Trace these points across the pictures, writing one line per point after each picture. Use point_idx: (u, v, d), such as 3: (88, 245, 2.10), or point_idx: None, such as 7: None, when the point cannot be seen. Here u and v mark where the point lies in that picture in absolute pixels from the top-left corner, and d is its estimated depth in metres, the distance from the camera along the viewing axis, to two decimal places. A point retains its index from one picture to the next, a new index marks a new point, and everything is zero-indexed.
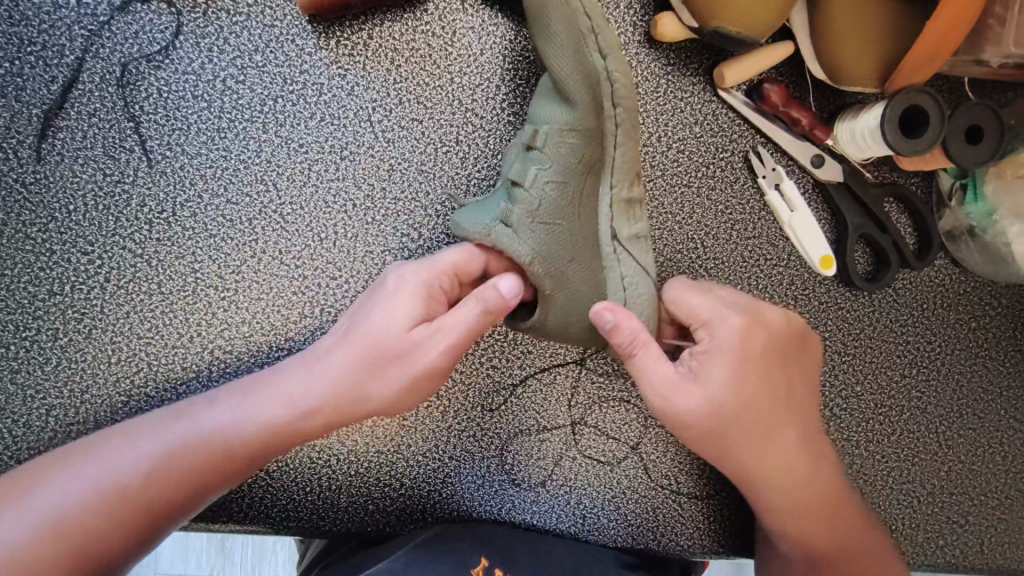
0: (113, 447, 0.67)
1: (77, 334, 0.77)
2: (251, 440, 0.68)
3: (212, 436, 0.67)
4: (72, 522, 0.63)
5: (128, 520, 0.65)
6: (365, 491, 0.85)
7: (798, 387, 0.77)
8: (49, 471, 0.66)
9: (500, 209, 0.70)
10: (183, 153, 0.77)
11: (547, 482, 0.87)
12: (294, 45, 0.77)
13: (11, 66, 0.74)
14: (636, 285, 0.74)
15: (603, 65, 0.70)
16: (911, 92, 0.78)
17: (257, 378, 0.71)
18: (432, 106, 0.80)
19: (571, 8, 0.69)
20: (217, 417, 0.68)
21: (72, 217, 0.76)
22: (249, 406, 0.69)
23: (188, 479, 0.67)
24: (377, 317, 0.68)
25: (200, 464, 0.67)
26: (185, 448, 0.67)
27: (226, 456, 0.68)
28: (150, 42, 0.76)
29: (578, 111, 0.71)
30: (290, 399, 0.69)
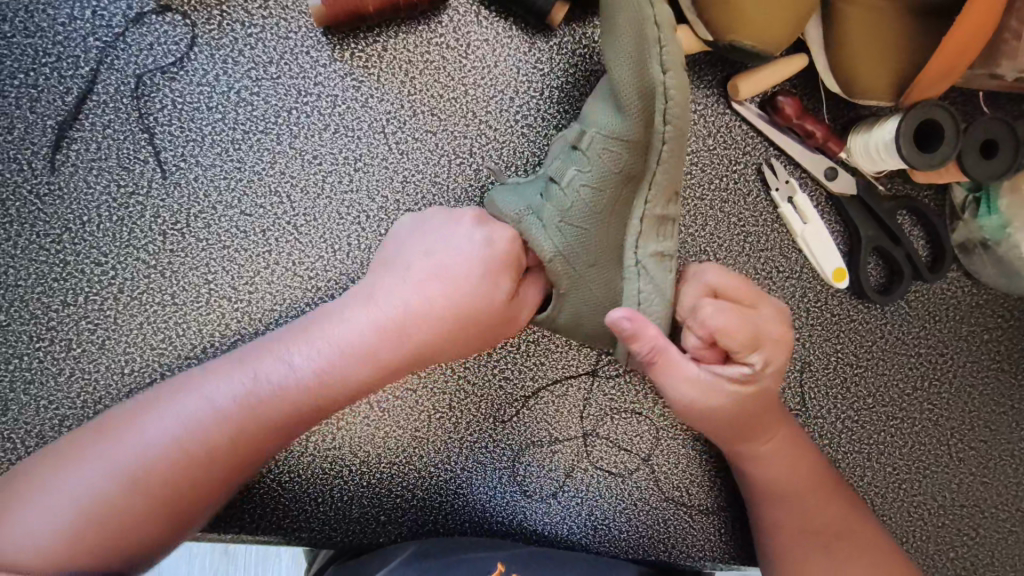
0: (177, 401, 0.64)
1: (89, 345, 0.76)
2: (322, 383, 0.66)
3: (283, 381, 0.65)
4: (151, 482, 0.61)
5: (205, 475, 0.63)
6: (376, 502, 0.85)
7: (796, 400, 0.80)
8: (110, 429, 0.63)
9: (532, 201, 0.72)
10: (197, 164, 0.77)
11: (559, 493, 0.87)
12: (308, 57, 0.77)
13: (26, 77, 0.74)
14: (650, 303, 0.71)
15: (663, 79, 0.65)
16: (927, 106, 0.77)
17: (314, 320, 0.69)
18: (445, 118, 0.80)
19: (641, 14, 0.65)
20: (285, 363, 0.66)
21: (85, 228, 0.76)
22: (327, 344, 0.66)
23: (278, 420, 0.65)
24: (456, 274, 0.69)
25: (273, 411, 0.65)
26: (270, 392, 0.65)
27: (298, 400, 0.66)
28: (165, 54, 0.76)
29: (628, 121, 0.68)
30: (360, 343, 0.67)
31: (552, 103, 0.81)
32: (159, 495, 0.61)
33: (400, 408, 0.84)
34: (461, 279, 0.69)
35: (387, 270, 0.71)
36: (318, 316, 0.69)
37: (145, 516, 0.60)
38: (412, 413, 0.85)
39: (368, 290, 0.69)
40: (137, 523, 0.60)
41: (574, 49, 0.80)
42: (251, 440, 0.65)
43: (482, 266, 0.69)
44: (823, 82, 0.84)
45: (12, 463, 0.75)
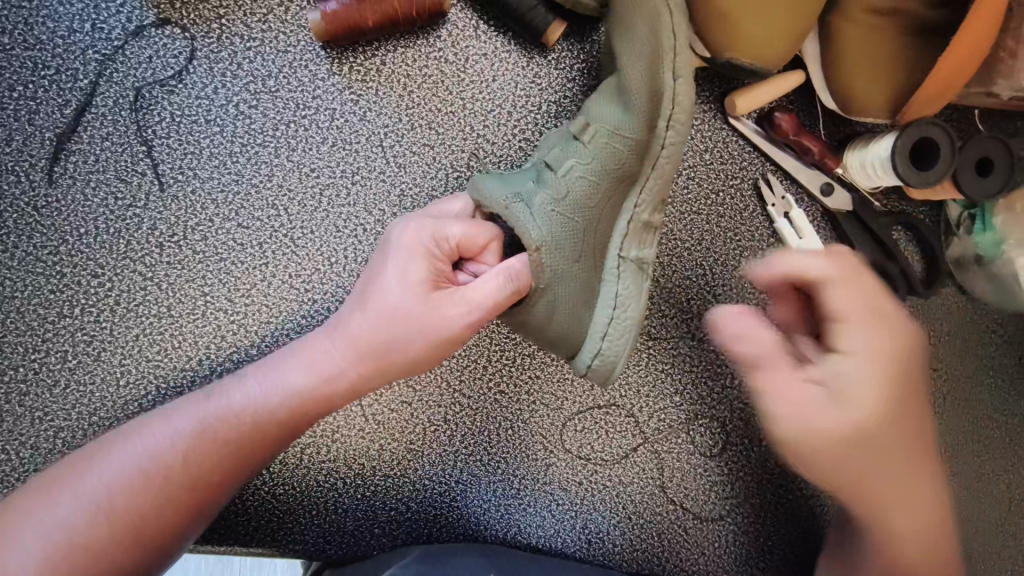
0: (148, 431, 0.68)
1: (85, 356, 0.76)
2: (290, 408, 0.68)
3: (249, 408, 0.67)
4: (126, 508, 0.64)
5: (179, 499, 0.66)
6: (371, 514, 0.85)
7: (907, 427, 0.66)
8: (90, 462, 0.67)
9: (523, 188, 0.69)
10: (194, 177, 0.77)
11: (553, 506, 0.88)
12: (307, 70, 0.78)
13: (25, 89, 0.75)
14: (630, 304, 0.72)
15: (673, 85, 0.68)
16: (922, 124, 0.78)
17: (286, 351, 0.71)
18: (443, 132, 0.80)
19: (660, 20, 0.68)
20: (250, 392, 0.68)
21: (82, 240, 0.76)
22: (289, 371, 0.68)
23: (230, 444, 0.67)
24: (435, 304, 0.65)
25: (238, 437, 0.67)
26: (223, 420, 0.67)
27: (268, 425, 0.68)
28: (164, 67, 0.76)
29: (633, 119, 0.70)
30: (328, 372, 0.68)
31: (549, 117, 0.81)
32: (133, 521, 0.64)
33: (395, 420, 0.85)
34: (438, 311, 0.65)
35: (371, 285, 0.67)
36: (293, 345, 0.71)
37: (122, 539, 0.64)
38: (407, 425, 0.85)
39: (338, 316, 0.69)
40: (113, 546, 0.63)
41: (572, 64, 0.80)
42: (223, 464, 0.67)
43: (463, 297, 0.65)
44: (820, 98, 0.84)
45: (7, 474, 0.75)
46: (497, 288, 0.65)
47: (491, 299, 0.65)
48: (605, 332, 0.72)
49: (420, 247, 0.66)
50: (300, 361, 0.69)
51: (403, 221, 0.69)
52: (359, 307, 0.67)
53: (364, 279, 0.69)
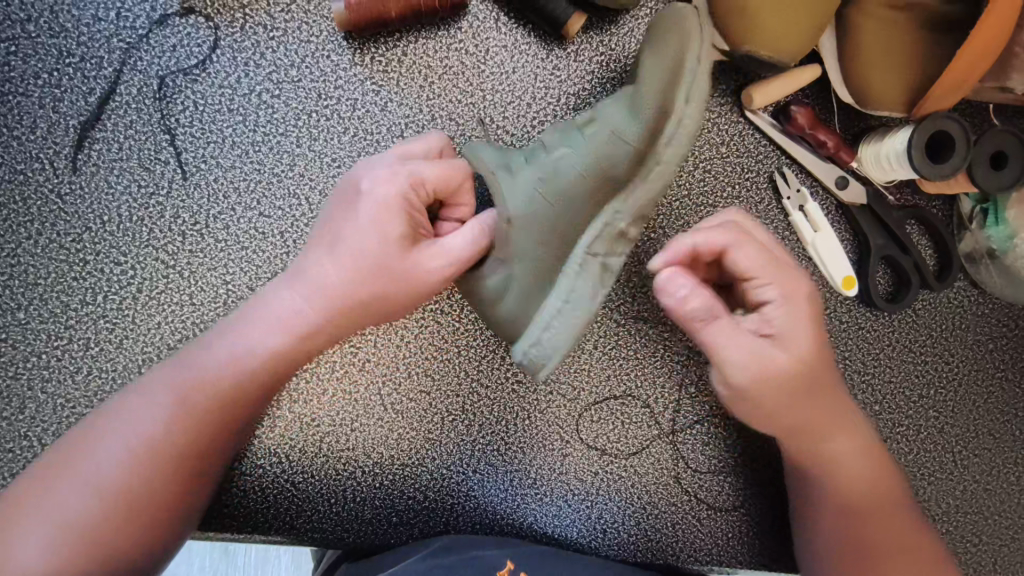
0: (119, 414, 0.68)
1: (107, 344, 0.77)
2: (265, 369, 0.69)
3: (224, 373, 0.68)
4: (122, 491, 0.65)
5: (173, 471, 0.67)
6: (388, 503, 0.86)
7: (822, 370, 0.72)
8: (72, 454, 0.66)
9: (512, 161, 0.73)
10: (217, 166, 0.78)
11: (569, 495, 0.88)
12: (329, 61, 0.78)
13: (49, 77, 0.75)
14: (575, 308, 0.68)
15: (682, 106, 0.62)
16: (937, 118, 0.79)
17: (251, 304, 0.70)
18: (463, 123, 0.80)
19: (686, 40, 0.64)
20: (221, 356, 0.68)
21: (105, 228, 0.77)
22: (263, 328, 0.69)
23: (216, 407, 0.68)
24: (415, 262, 0.67)
25: (220, 403, 0.68)
26: (204, 384, 0.68)
27: (244, 385, 0.69)
28: (187, 56, 0.76)
29: (633, 127, 0.65)
30: (307, 329, 0.69)
31: (569, 109, 0.81)
32: (127, 500, 0.65)
33: (414, 410, 0.85)
34: (421, 268, 0.68)
35: (345, 240, 0.67)
36: (247, 305, 0.71)
37: (122, 523, 0.64)
38: (425, 415, 0.85)
39: (301, 276, 0.69)
40: (113, 532, 0.64)
41: (592, 57, 0.81)
42: (209, 428, 0.68)
43: (445, 255, 0.68)
44: (836, 92, 0.85)
45: (29, 461, 0.76)
46: (477, 243, 0.70)
47: (471, 256, 0.69)
48: (548, 326, 0.68)
49: (394, 202, 0.66)
50: (273, 321, 0.68)
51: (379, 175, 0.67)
52: (333, 268, 0.67)
53: (335, 230, 0.68)
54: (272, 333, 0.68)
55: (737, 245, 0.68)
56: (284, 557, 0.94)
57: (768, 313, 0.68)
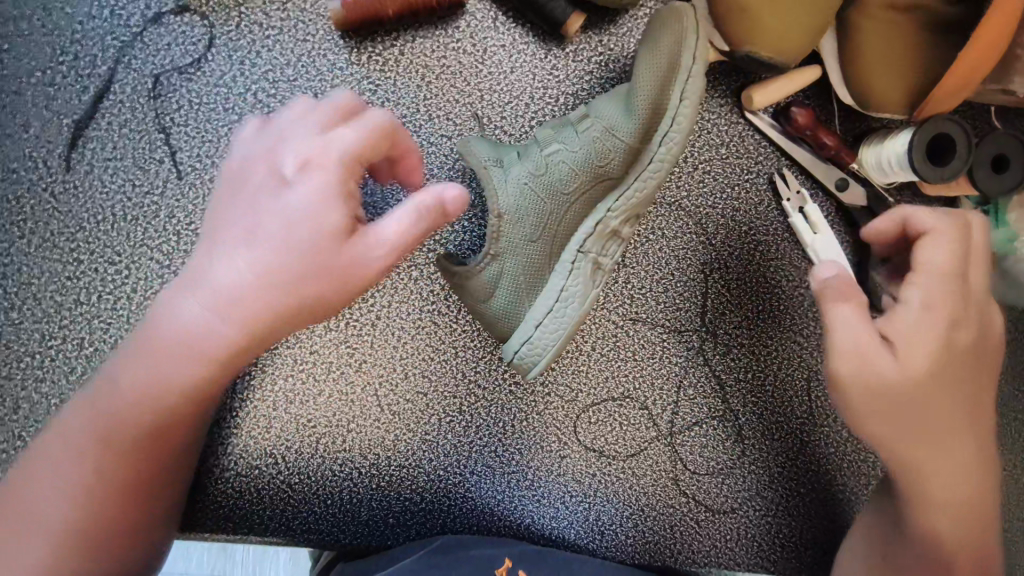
0: (49, 444, 0.63)
1: (101, 344, 0.76)
2: (187, 383, 0.61)
3: (140, 391, 0.61)
4: (71, 523, 0.61)
5: (118, 493, 0.63)
6: (385, 504, 0.85)
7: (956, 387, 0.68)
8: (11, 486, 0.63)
9: (506, 157, 0.72)
10: (212, 165, 0.77)
11: (566, 497, 0.88)
12: (326, 59, 0.77)
13: (43, 75, 0.74)
14: (570, 303, 0.73)
15: (677, 103, 0.68)
16: (938, 120, 0.78)
17: (152, 317, 0.61)
18: (460, 124, 0.80)
19: (683, 41, 0.68)
20: (135, 381, 0.61)
21: (100, 228, 0.76)
22: (175, 350, 0.59)
23: (147, 428, 0.62)
24: (342, 257, 0.56)
25: (147, 421, 0.62)
26: (129, 410, 0.61)
27: (169, 402, 0.61)
28: (182, 55, 0.76)
29: (630, 125, 0.69)
30: (221, 342, 0.59)
31: (567, 109, 0.81)
32: (84, 530, 0.62)
33: (410, 411, 0.85)
34: (349, 265, 0.56)
35: (251, 244, 0.56)
36: (159, 305, 0.60)
37: (78, 555, 0.61)
38: (422, 416, 0.85)
39: (200, 275, 0.57)
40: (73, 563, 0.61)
41: (591, 57, 0.80)
42: (137, 447, 0.63)
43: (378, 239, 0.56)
44: (837, 92, 0.85)
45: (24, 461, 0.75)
46: (421, 218, 0.56)
47: (411, 238, 0.56)
48: (541, 325, 0.73)
49: (305, 187, 0.55)
50: (182, 338, 0.59)
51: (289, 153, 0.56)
52: (239, 273, 0.56)
53: (235, 228, 0.56)
54: (184, 351, 0.59)
55: (939, 235, 0.67)
56: (281, 553, 0.93)
57: (915, 314, 0.66)
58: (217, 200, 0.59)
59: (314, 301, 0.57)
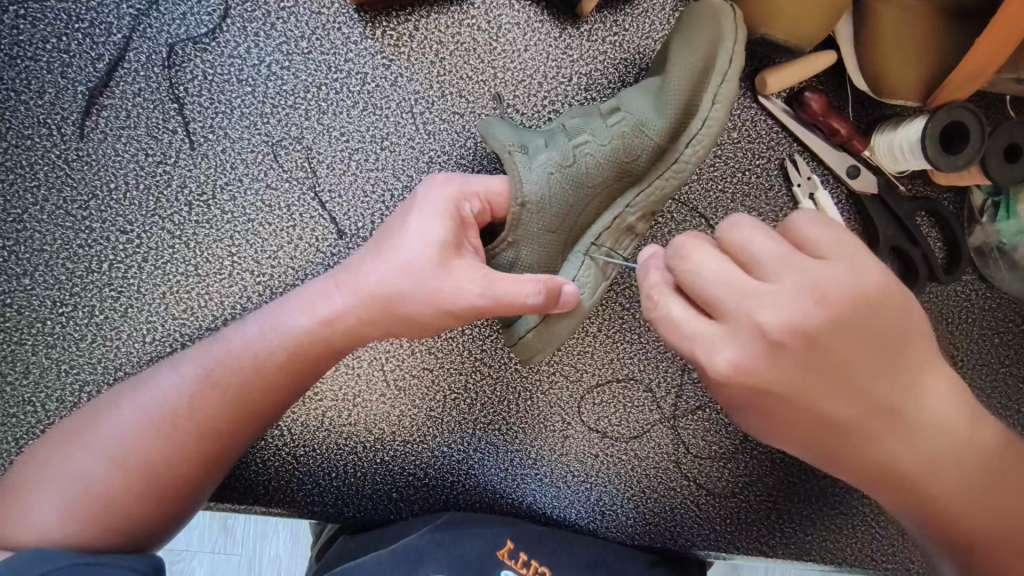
0: (148, 378, 0.69)
1: (112, 312, 0.77)
2: (286, 355, 0.67)
3: (247, 354, 0.68)
4: (137, 460, 0.65)
5: (184, 449, 0.66)
6: (390, 479, 0.86)
7: (826, 390, 0.56)
8: (96, 415, 0.68)
9: (531, 143, 0.71)
10: (225, 136, 0.77)
11: (568, 477, 0.88)
12: (340, 33, 0.77)
13: (58, 42, 0.75)
14: (584, 291, 0.72)
15: (708, 108, 0.68)
16: (951, 109, 0.78)
17: (288, 296, 0.71)
18: (473, 101, 0.80)
19: (721, 43, 0.68)
20: (239, 346, 0.68)
21: (112, 196, 0.76)
22: (282, 326, 0.68)
23: (224, 392, 0.67)
24: (454, 280, 0.64)
25: (240, 385, 0.67)
26: (223, 369, 0.67)
27: (265, 373, 0.67)
28: (197, 25, 0.76)
29: (659, 121, 0.71)
30: (333, 327, 0.67)
31: (580, 89, 0.81)
32: (139, 467, 0.64)
33: (416, 386, 0.85)
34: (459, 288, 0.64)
35: (387, 253, 0.66)
36: (298, 289, 0.71)
37: (135, 487, 0.64)
38: (428, 392, 0.85)
39: (343, 268, 0.68)
40: (125, 493, 0.64)
41: (605, 37, 0.80)
42: (218, 407, 0.67)
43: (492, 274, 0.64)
44: (851, 77, 0.84)
45: (33, 425, 0.76)
46: (532, 283, 0.63)
47: (517, 291, 0.62)
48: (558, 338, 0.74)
49: (440, 206, 0.66)
50: (298, 317, 0.68)
51: (431, 184, 0.68)
52: (376, 270, 0.66)
53: (384, 234, 0.68)
54: (295, 329, 0.68)
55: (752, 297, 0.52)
56: (281, 532, 0.95)
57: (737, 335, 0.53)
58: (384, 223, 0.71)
59: (416, 312, 0.66)
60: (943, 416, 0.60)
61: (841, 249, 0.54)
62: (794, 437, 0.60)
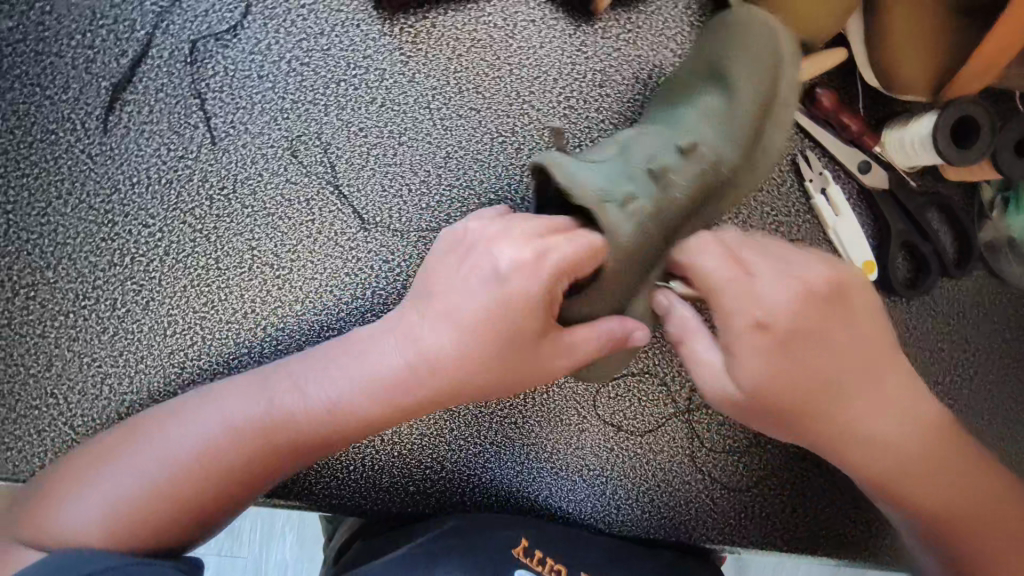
0: (199, 416, 0.66)
1: (134, 305, 0.78)
2: (331, 416, 0.65)
3: (308, 421, 0.65)
4: (181, 498, 0.64)
5: (225, 494, 0.65)
6: (405, 473, 0.87)
7: (820, 352, 0.64)
8: (151, 438, 0.66)
9: (612, 186, 0.65)
10: (245, 131, 0.78)
11: (583, 471, 0.89)
12: (359, 30, 0.79)
13: (83, 39, 0.76)
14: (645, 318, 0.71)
15: (776, 134, 0.73)
16: (961, 104, 0.79)
17: (350, 347, 0.66)
18: (490, 97, 0.81)
19: (783, 69, 0.73)
20: (305, 406, 0.65)
21: (134, 190, 0.77)
22: (340, 387, 0.64)
23: (276, 449, 0.65)
24: (536, 360, 0.63)
25: (293, 443, 0.65)
26: (281, 429, 0.65)
27: (322, 436, 0.66)
28: (219, 22, 0.77)
29: (730, 149, 0.71)
30: (390, 388, 0.64)
31: (595, 85, 0.82)
32: (183, 505, 0.64)
33: None
34: (540, 360, 0.63)
35: (464, 328, 0.61)
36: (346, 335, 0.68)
37: (174, 521, 0.64)
38: None
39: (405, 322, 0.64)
40: (167, 527, 0.63)
41: (619, 34, 0.82)
42: (263, 457, 0.65)
43: (573, 345, 0.63)
44: (863, 75, 0.85)
45: (54, 418, 0.77)
46: (603, 341, 0.64)
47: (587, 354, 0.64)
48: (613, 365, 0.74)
49: (506, 294, 0.59)
50: (355, 375, 0.65)
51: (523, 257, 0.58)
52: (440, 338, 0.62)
53: (460, 299, 0.61)
54: (355, 394, 0.64)
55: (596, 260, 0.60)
56: (294, 530, 0.95)
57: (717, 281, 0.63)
58: (448, 265, 0.63)
59: (484, 386, 0.64)
60: (923, 401, 0.70)
61: (804, 257, 0.65)
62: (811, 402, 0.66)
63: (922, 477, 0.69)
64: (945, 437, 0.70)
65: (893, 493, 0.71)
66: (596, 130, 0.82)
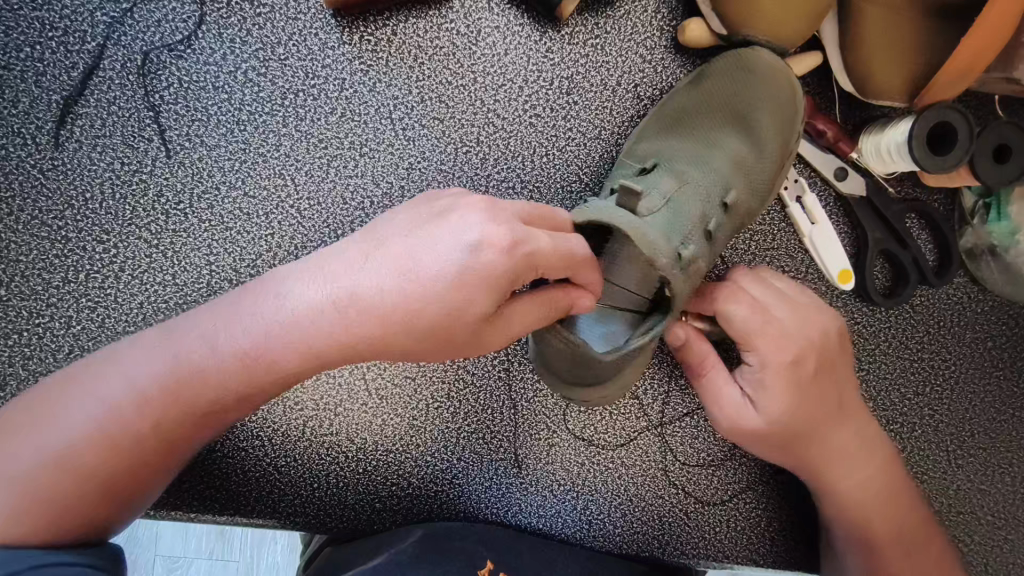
0: (97, 380, 0.55)
1: (89, 323, 0.76)
2: (242, 369, 0.54)
3: (214, 364, 0.54)
4: (77, 467, 0.53)
5: (129, 460, 0.54)
6: (372, 489, 0.85)
7: (822, 385, 0.73)
8: (40, 407, 0.55)
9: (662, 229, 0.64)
10: (201, 144, 0.77)
11: (554, 485, 0.87)
12: (317, 39, 0.77)
13: (32, 50, 0.74)
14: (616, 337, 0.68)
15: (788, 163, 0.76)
16: (940, 109, 0.76)
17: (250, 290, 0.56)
18: (453, 106, 0.79)
19: (786, 101, 0.75)
20: (206, 344, 0.54)
21: (88, 205, 0.76)
22: (251, 326, 0.54)
23: (189, 402, 0.55)
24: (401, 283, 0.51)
25: (190, 395, 0.54)
26: (189, 376, 0.54)
27: (230, 388, 0.55)
28: (172, 32, 0.75)
29: (753, 181, 0.74)
30: (319, 352, 0.52)
31: (562, 93, 0.80)
32: (78, 475, 0.53)
33: (399, 396, 0.85)
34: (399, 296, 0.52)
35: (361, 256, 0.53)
36: (249, 286, 0.56)
37: (70, 496, 0.53)
38: (411, 400, 0.85)
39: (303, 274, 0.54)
40: (65, 504, 0.53)
41: (586, 40, 0.79)
42: (169, 423, 0.55)
43: (512, 321, 0.55)
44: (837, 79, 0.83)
45: None
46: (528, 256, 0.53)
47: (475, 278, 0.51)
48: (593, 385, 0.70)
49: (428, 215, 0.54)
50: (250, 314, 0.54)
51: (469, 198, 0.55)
52: (380, 280, 0.51)
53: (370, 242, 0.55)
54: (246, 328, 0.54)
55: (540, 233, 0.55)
56: (261, 545, 0.94)
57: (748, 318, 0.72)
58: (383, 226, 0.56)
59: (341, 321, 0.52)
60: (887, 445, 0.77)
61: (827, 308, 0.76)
62: (792, 427, 0.72)
63: (867, 513, 0.75)
64: (898, 478, 0.76)
65: (843, 522, 0.76)
66: (563, 140, 0.80)
